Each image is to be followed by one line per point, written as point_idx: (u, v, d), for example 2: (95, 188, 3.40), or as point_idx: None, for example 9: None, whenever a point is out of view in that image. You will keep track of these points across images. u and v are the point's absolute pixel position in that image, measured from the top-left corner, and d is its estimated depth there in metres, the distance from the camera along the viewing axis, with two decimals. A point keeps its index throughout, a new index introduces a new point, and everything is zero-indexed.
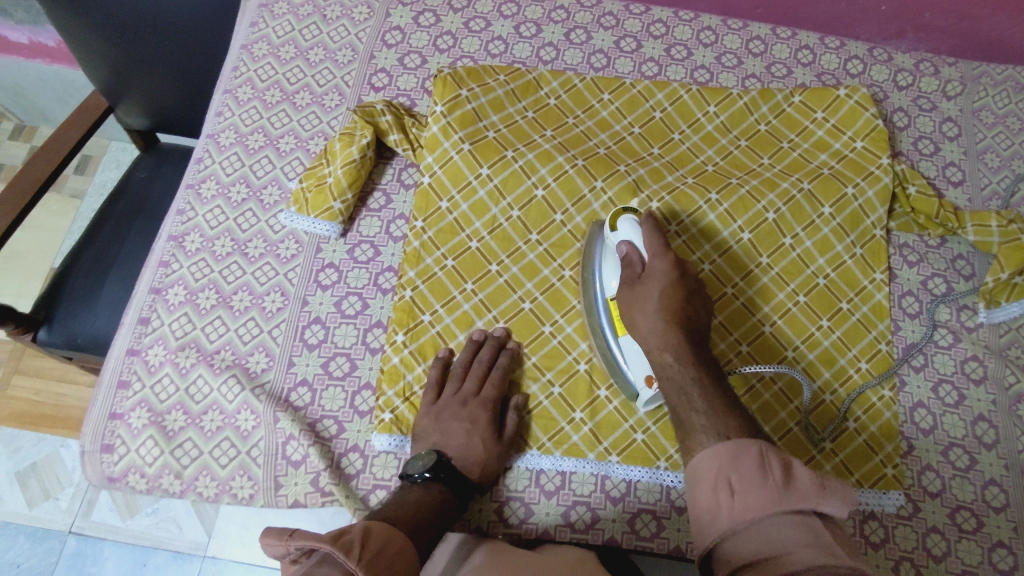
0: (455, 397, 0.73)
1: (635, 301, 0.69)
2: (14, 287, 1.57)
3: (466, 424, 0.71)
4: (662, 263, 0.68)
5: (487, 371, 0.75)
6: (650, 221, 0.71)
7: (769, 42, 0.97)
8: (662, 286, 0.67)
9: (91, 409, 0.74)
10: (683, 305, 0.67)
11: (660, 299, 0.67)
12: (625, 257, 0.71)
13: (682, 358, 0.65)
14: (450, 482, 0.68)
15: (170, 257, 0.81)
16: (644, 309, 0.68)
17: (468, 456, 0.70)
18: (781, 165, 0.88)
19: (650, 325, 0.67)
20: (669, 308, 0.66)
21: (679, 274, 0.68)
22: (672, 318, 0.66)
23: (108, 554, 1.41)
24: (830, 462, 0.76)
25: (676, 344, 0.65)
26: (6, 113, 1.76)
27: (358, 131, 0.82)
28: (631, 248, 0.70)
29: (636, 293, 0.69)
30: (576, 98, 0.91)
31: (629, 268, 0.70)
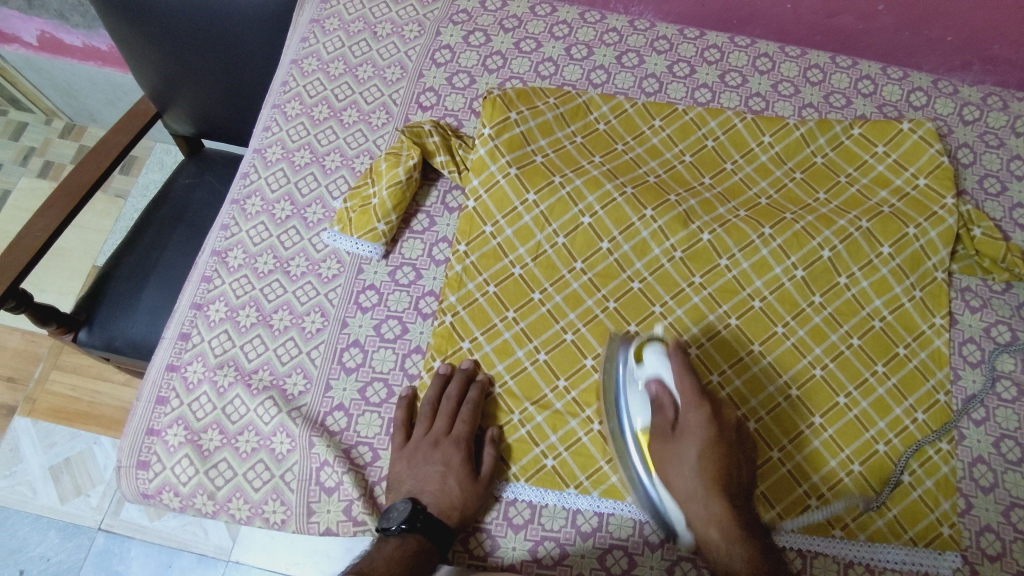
0: (426, 438, 0.71)
1: (670, 459, 0.65)
2: (56, 284, 1.61)
3: (440, 467, 0.69)
4: (697, 419, 0.64)
5: (458, 407, 0.72)
6: (679, 358, 0.66)
7: (828, 70, 0.94)
8: (700, 446, 0.63)
9: (129, 422, 0.75)
10: (725, 467, 0.63)
11: (699, 462, 0.63)
12: (655, 398, 0.67)
13: (730, 534, 0.61)
14: (427, 531, 0.65)
15: (213, 272, 0.81)
16: (683, 472, 0.64)
17: (444, 501, 0.68)
18: (839, 200, 0.84)
19: (690, 489, 0.63)
20: (709, 473, 0.62)
21: (716, 428, 0.64)
22: (715, 481, 0.62)
23: (135, 554, 1.42)
24: (882, 518, 0.72)
25: (721, 515, 0.61)
26: (58, 112, 1.81)
27: (405, 152, 0.81)
28: (662, 390, 0.67)
29: (669, 448, 0.65)
30: (627, 123, 0.88)
31: (662, 419, 0.66)
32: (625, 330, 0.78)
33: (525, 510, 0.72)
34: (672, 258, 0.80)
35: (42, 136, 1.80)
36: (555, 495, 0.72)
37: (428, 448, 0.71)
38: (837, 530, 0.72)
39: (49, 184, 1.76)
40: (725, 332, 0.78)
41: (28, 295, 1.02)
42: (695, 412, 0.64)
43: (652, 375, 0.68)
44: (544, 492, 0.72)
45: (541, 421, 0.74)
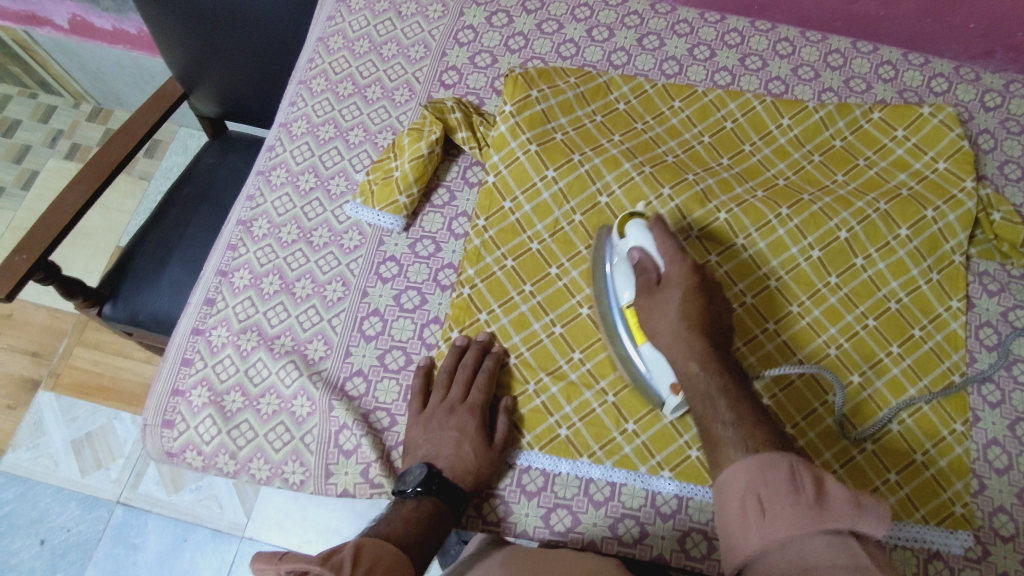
0: (442, 405, 0.72)
1: (654, 308, 0.67)
2: (82, 263, 1.64)
3: (456, 432, 0.70)
4: (680, 269, 0.66)
5: (473, 376, 0.74)
6: (660, 223, 0.69)
7: (849, 55, 0.94)
8: (683, 291, 0.65)
9: (155, 383, 0.77)
10: (704, 313, 0.65)
11: (681, 308, 0.65)
12: (638, 264, 0.69)
13: (709, 368, 0.62)
14: (443, 493, 0.67)
15: (238, 240, 0.83)
16: (664, 317, 0.65)
17: (459, 466, 0.69)
18: (857, 183, 0.84)
19: (672, 331, 0.64)
20: (688, 316, 0.64)
21: (698, 278, 0.67)
22: (694, 324, 0.64)
23: (152, 526, 1.45)
24: (894, 495, 0.72)
25: (700, 353, 0.62)
26: (86, 96, 1.85)
27: (427, 127, 0.83)
28: (645, 254, 0.69)
29: (654, 299, 0.67)
30: (647, 104, 0.89)
31: (645, 276, 0.69)
32: None
33: (538, 477, 0.73)
34: (689, 236, 0.81)
35: (70, 119, 1.85)
36: (568, 464, 0.73)
37: (443, 414, 0.72)
38: None
39: (76, 165, 1.80)
40: (740, 310, 0.79)
41: (58, 265, 1.05)
42: (677, 265, 0.67)
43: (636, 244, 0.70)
44: (558, 461, 0.73)
45: (555, 392, 0.75)
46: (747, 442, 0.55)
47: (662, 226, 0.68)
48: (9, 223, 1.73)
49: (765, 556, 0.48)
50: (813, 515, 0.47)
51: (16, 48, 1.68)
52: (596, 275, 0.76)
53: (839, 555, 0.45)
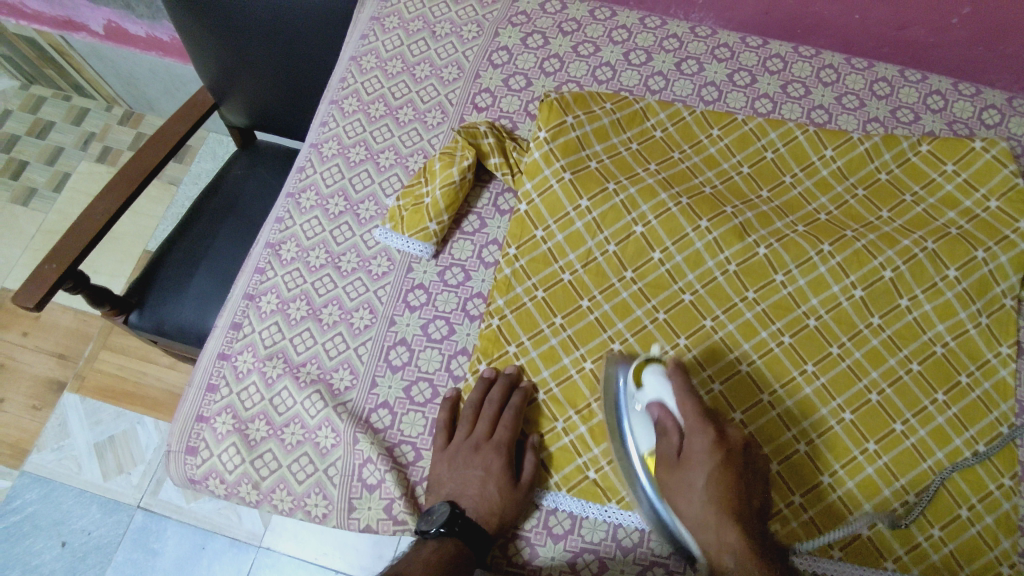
0: (467, 441, 0.71)
1: (679, 488, 0.62)
2: (109, 266, 1.66)
3: (480, 472, 0.69)
4: (703, 441, 0.62)
5: (500, 412, 0.72)
6: (679, 377, 0.66)
7: (896, 84, 0.90)
8: (708, 470, 0.61)
9: (180, 409, 0.76)
10: (735, 489, 0.60)
11: (706, 486, 0.60)
12: (659, 424, 0.66)
13: (744, 562, 0.56)
14: (465, 535, 0.65)
15: (266, 264, 0.82)
16: (692, 498, 0.61)
17: (483, 506, 0.67)
18: (903, 219, 0.81)
19: (701, 517, 0.60)
20: (718, 498, 0.60)
21: (725, 450, 0.62)
22: (725, 508, 0.59)
23: (171, 532, 1.46)
24: (937, 552, 0.69)
25: (734, 541, 0.58)
26: (118, 100, 1.87)
27: (460, 152, 0.81)
28: (665, 411, 0.66)
29: (677, 474, 0.63)
30: (684, 131, 0.87)
31: (667, 445, 0.65)
32: (675, 343, 0.77)
33: (565, 520, 0.71)
34: (726, 271, 0.78)
35: (102, 122, 1.87)
36: (597, 507, 0.71)
37: (469, 452, 0.70)
38: (889, 563, 0.69)
39: (107, 169, 1.82)
40: (778, 351, 0.76)
41: (85, 277, 1.05)
42: (700, 434, 0.62)
43: (655, 400, 0.67)
44: (587, 505, 0.71)
45: (584, 432, 0.73)
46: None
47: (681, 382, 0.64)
48: (39, 225, 1.75)
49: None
50: None
51: (51, 52, 1.70)
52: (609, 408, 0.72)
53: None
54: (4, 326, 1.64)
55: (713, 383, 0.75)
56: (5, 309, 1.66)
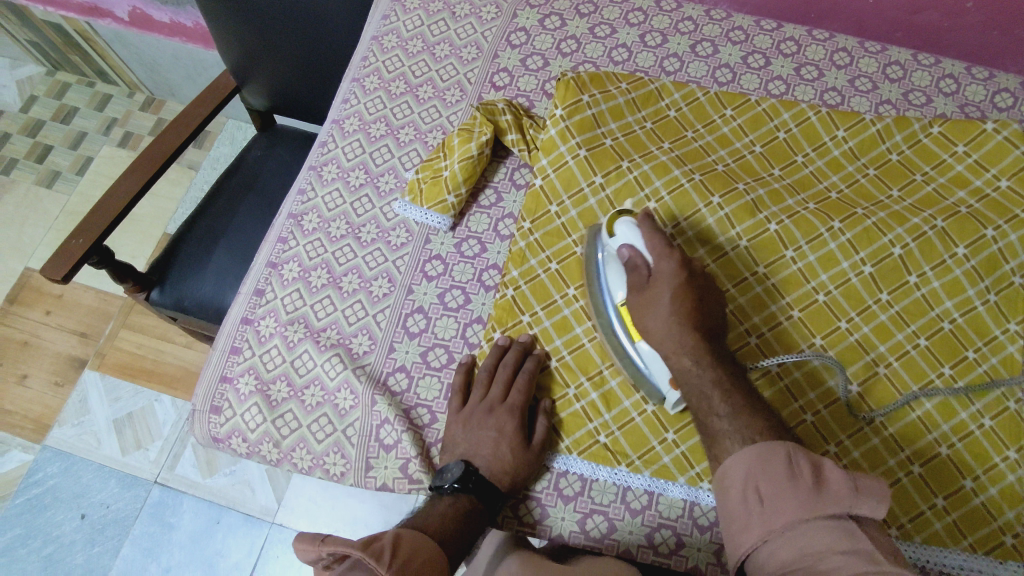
0: (481, 404, 0.72)
1: (644, 308, 0.67)
2: (130, 248, 1.70)
3: (494, 433, 0.70)
4: (670, 265, 0.66)
5: (514, 376, 0.73)
6: (648, 220, 0.68)
7: (909, 67, 0.92)
8: (673, 290, 0.66)
9: (205, 371, 0.79)
10: (696, 308, 0.65)
11: (672, 304, 0.65)
12: (628, 261, 0.69)
13: (702, 364, 0.63)
14: (479, 491, 0.67)
15: (289, 233, 0.84)
16: (657, 315, 0.66)
17: (496, 466, 0.69)
18: (913, 199, 0.82)
19: (664, 332, 0.65)
20: (682, 314, 0.65)
21: (688, 274, 0.67)
22: (687, 322, 0.65)
23: (187, 507, 1.49)
24: (940, 521, 0.70)
25: (695, 349, 0.64)
26: (141, 86, 1.91)
27: (478, 128, 0.83)
28: (633, 252, 0.69)
29: (645, 297, 0.67)
30: (698, 111, 0.89)
31: (635, 274, 0.69)
32: None
33: (575, 482, 0.73)
34: (737, 246, 0.80)
35: (124, 108, 1.92)
36: (607, 471, 0.72)
37: (483, 414, 0.72)
38: (892, 530, 0.70)
39: (129, 154, 1.86)
40: (787, 325, 0.78)
41: (111, 250, 1.08)
42: (665, 258, 0.67)
43: (624, 241, 0.70)
44: (597, 468, 0.73)
45: (595, 398, 0.74)
46: (743, 435, 0.58)
47: (651, 221, 0.67)
48: (63, 207, 1.80)
49: (769, 539, 0.52)
50: (813, 499, 0.51)
51: (77, 38, 1.74)
52: (587, 266, 0.76)
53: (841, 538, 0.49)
54: (28, 304, 1.68)
55: None
56: (29, 288, 1.70)
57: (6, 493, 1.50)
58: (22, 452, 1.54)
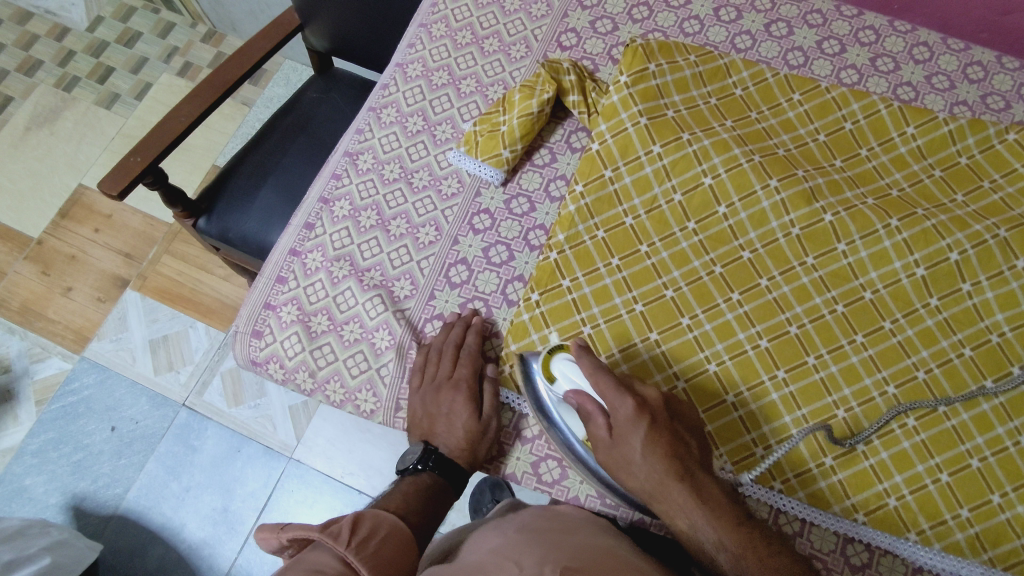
0: (431, 383, 0.73)
1: (620, 463, 0.66)
2: (179, 176, 1.73)
3: (445, 411, 0.72)
4: (627, 412, 0.64)
5: (460, 351, 0.74)
6: (588, 360, 0.66)
7: (990, 69, 0.88)
8: (640, 436, 0.64)
9: (250, 296, 0.81)
10: (669, 448, 0.64)
11: (647, 453, 0.64)
12: (581, 409, 0.67)
13: (696, 520, 0.63)
14: (440, 469, 0.71)
15: (343, 171, 0.85)
16: (635, 470, 0.65)
17: (452, 442, 0.71)
18: (977, 205, 0.79)
19: (650, 487, 0.64)
20: (660, 463, 0.64)
21: (648, 414, 0.65)
22: (670, 473, 0.64)
23: (211, 433, 1.54)
24: (962, 532, 0.69)
25: (684, 505, 0.63)
26: (204, 18, 1.93)
27: (540, 86, 0.82)
28: (584, 398, 0.66)
29: (615, 453, 0.65)
30: (765, 92, 0.87)
31: (596, 427, 0.66)
32: (727, 296, 0.78)
33: None
34: (789, 233, 0.79)
35: (186, 38, 1.94)
36: None
37: (434, 393, 0.73)
38: (911, 534, 0.70)
39: (186, 83, 1.89)
40: (830, 318, 0.76)
41: (165, 173, 1.11)
42: (619, 406, 0.65)
43: (571, 386, 0.68)
44: None
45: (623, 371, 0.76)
46: None
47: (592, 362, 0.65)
48: (119, 129, 1.83)
49: None
50: None
51: None
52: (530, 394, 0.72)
53: None
54: (78, 220, 1.73)
55: (760, 340, 0.76)
56: (81, 204, 1.75)
57: (43, 398, 1.57)
58: (61, 361, 1.60)
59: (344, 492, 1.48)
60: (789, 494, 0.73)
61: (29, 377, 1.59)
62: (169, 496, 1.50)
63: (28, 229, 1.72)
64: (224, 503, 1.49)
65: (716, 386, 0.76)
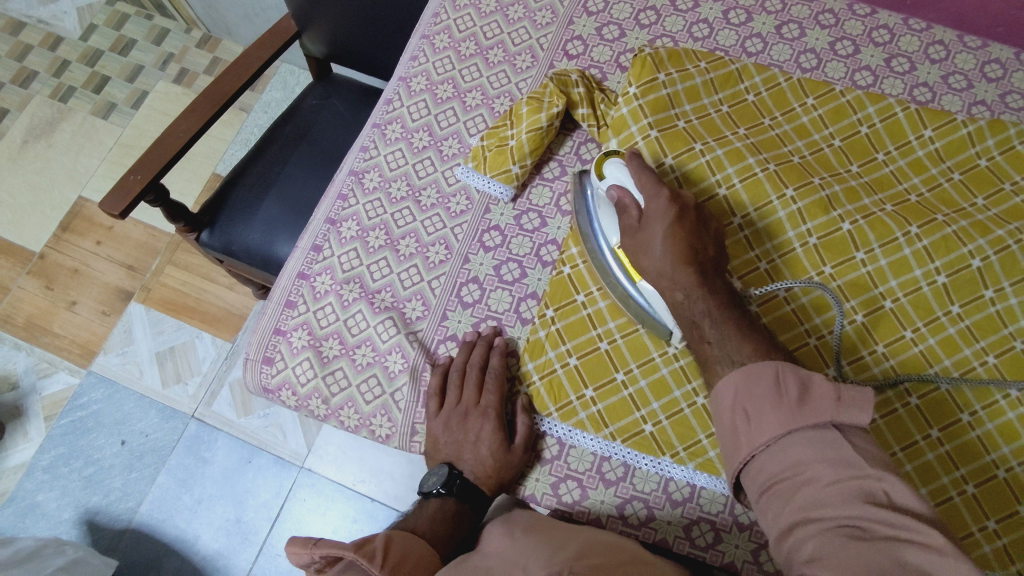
0: (457, 408, 0.72)
1: (640, 248, 0.67)
2: (179, 186, 1.72)
3: (472, 437, 0.71)
4: (660, 203, 0.66)
5: (485, 375, 0.73)
6: (637, 160, 0.68)
7: (1009, 67, 0.86)
8: (664, 222, 0.66)
9: (260, 321, 0.80)
10: (691, 241, 0.65)
11: (666, 238, 0.65)
12: (618, 203, 0.69)
13: (692, 293, 0.63)
14: (464, 495, 0.70)
15: (349, 190, 0.84)
16: (651, 252, 0.66)
17: (479, 468, 0.70)
18: (999, 209, 0.77)
19: (660, 267, 0.65)
20: (677, 249, 0.65)
21: (680, 209, 0.66)
22: (682, 256, 0.64)
23: (221, 444, 1.54)
24: (989, 544, 0.68)
25: (687, 282, 0.64)
26: (198, 23, 1.90)
27: (549, 99, 0.80)
28: (623, 192, 0.69)
29: (638, 237, 0.67)
30: (778, 97, 0.85)
31: (626, 216, 0.69)
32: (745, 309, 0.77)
33: (618, 467, 0.72)
34: (806, 243, 0.77)
35: (181, 44, 1.92)
36: (650, 460, 0.71)
37: (460, 418, 0.72)
38: None
39: (183, 90, 1.87)
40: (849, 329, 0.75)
41: (166, 190, 1.09)
42: (654, 196, 0.67)
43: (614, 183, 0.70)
44: (639, 456, 0.71)
45: (644, 385, 0.72)
46: (734, 358, 0.59)
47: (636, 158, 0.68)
48: (117, 138, 1.81)
49: (758, 452, 0.53)
50: (794, 413, 0.52)
51: None
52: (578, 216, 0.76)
53: (824, 450, 0.50)
54: (79, 233, 1.72)
55: None
56: (81, 217, 1.73)
57: (52, 414, 1.57)
58: (68, 376, 1.59)
59: (356, 500, 1.48)
60: None
61: (37, 393, 1.58)
62: (181, 509, 1.50)
63: (30, 244, 1.71)
64: (237, 514, 1.48)
65: None
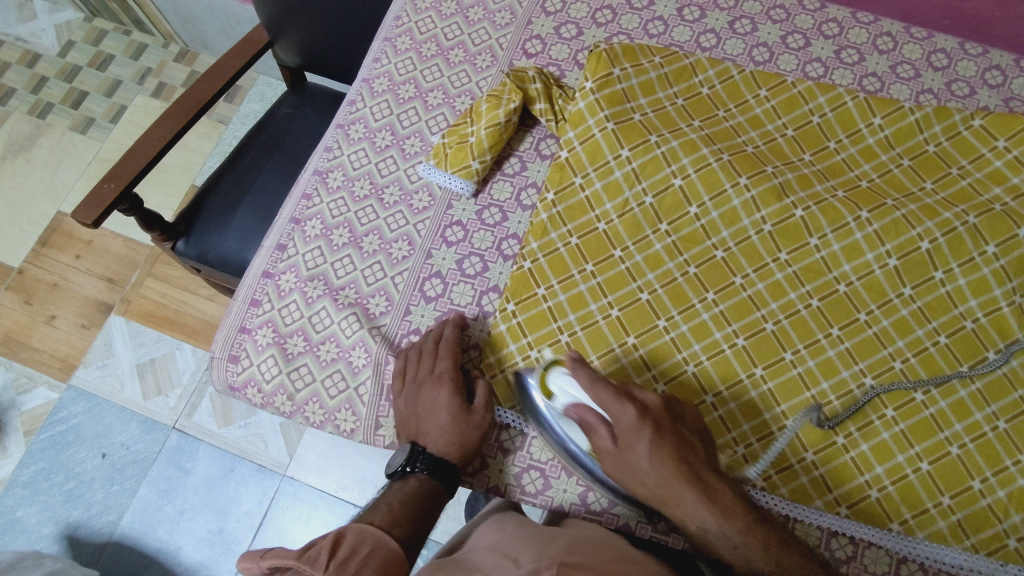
0: (414, 379, 0.73)
1: (628, 473, 0.66)
2: (158, 198, 1.73)
3: (430, 404, 0.71)
4: (629, 419, 0.66)
5: (440, 345, 0.75)
6: (582, 371, 0.67)
7: (954, 56, 0.88)
8: (644, 442, 0.65)
9: (226, 320, 0.81)
10: (677, 452, 0.65)
11: (653, 458, 0.65)
12: (583, 422, 0.68)
13: (703, 521, 0.63)
14: (430, 468, 0.69)
15: (313, 190, 0.85)
16: (643, 479, 0.65)
17: (439, 433, 0.70)
18: (946, 192, 0.79)
19: (659, 493, 0.65)
20: (668, 466, 0.64)
21: (649, 417, 0.66)
22: (678, 475, 0.64)
23: (203, 455, 1.53)
24: (944, 520, 0.70)
25: (694, 506, 0.63)
26: (176, 38, 1.92)
27: (506, 95, 0.82)
28: (582, 409, 0.68)
29: (623, 463, 0.66)
30: (731, 90, 0.87)
31: (600, 438, 0.67)
32: (703, 296, 0.78)
33: None
34: (761, 230, 0.79)
35: (159, 58, 1.93)
36: None
37: (417, 389, 0.73)
38: (894, 524, 0.70)
39: (161, 104, 1.88)
40: (805, 313, 0.76)
41: (139, 199, 1.10)
42: (621, 413, 0.66)
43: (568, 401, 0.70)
44: None
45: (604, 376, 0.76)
46: None
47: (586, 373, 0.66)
48: (95, 153, 1.82)
49: None
50: None
51: None
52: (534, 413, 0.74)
53: None
54: (58, 247, 1.72)
55: (737, 338, 0.76)
56: (61, 231, 1.74)
57: (32, 429, 1.56)
58: (48, 390, 1.59)
59: (339, 507, 1.48)
60: (771, 490, 0.73)
61: (17, 409, 1.58)
62: (164, 520, 1.49)
63: (9, 259, 1.71)
64: (220, 524, 1.48)
65: (696, 387, 0.76)
